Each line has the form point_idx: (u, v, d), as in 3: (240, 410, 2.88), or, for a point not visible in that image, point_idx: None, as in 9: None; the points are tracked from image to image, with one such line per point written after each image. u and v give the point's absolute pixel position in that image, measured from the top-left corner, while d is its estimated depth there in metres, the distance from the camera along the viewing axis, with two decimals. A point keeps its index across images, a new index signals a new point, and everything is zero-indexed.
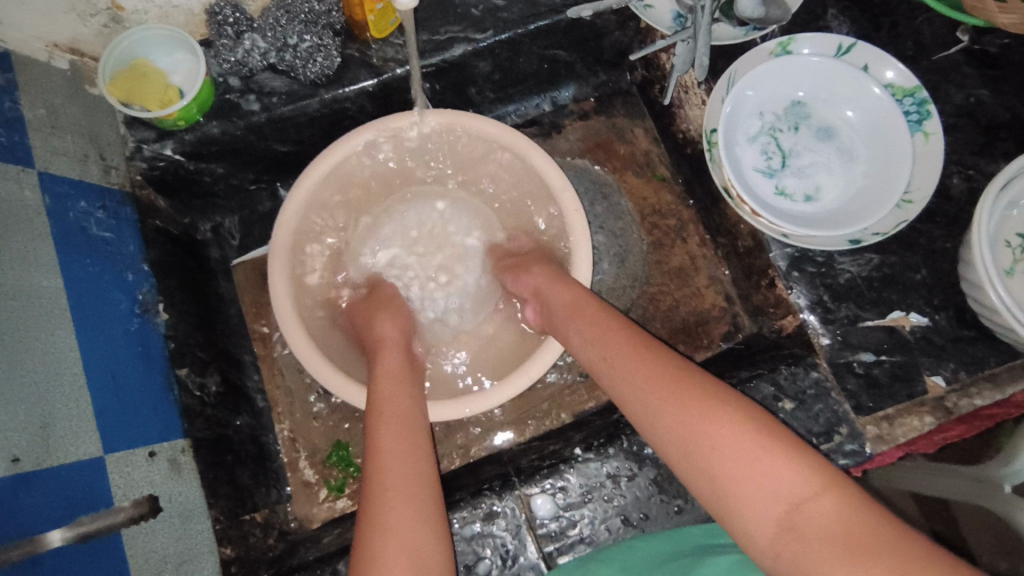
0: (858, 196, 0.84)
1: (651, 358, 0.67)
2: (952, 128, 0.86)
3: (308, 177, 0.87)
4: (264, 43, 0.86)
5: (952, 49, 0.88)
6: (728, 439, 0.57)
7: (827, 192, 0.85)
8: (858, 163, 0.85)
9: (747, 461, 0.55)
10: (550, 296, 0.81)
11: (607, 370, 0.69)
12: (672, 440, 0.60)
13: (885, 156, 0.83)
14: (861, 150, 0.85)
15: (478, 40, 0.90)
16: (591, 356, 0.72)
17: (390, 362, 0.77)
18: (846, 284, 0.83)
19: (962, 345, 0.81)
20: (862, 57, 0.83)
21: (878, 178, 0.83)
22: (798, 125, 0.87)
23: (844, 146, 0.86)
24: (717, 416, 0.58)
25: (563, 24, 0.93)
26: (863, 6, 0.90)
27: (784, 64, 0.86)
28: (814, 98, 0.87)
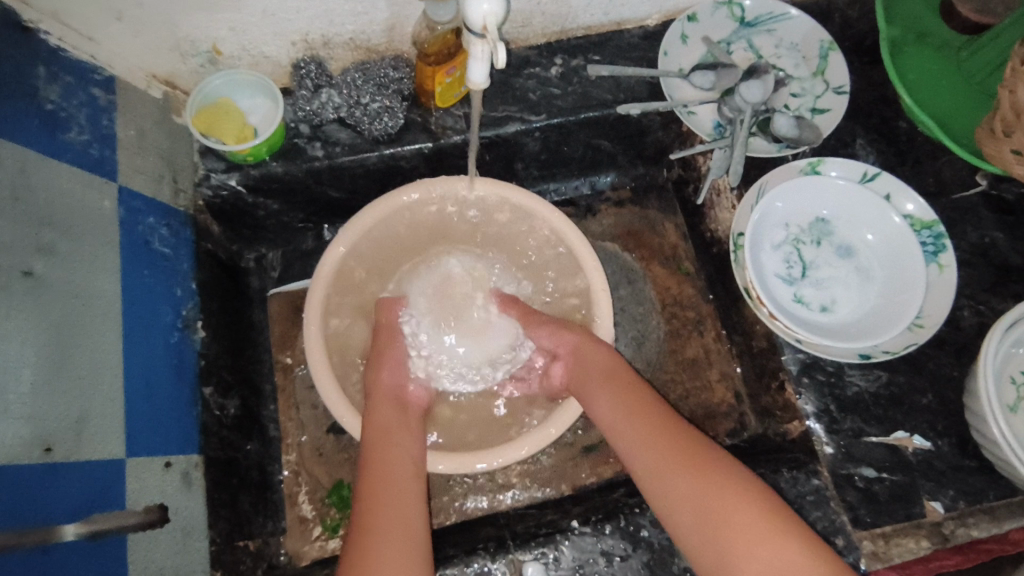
0: (873, 314, 0.87)
1: (671, 433, 0.74)
2: (966, 264, 0.91)
3: (364, 218, 0.93)
4: (339, 98, 0.95)
5: (971, 190, 0.95)
6: (739, 517, 0.65)
7: (843, 306, 0.89)
8: (874, 282, 0.89)
9: (756, 538, 0.64)
10: (586, 360, 0.85)
11: (627, 441, 0.76)
12: (687, 512, 0.68)
13: (900, 280, 0.87)
14: (877, 271, 0.90)
15: (531, 122, 0.98)
16: (611, 422, 0.78)
17: (388, 415, 0.83)
18: (854, 397, 0.86)
19: (963, 474, 0.82)
20: (884, 186, 0.90)
21: (891, 299, 0.87)
22: (820, 240, 0.92)
23: (862, 265, 0.90)
24: (732, 494, 0.67)
25: (611, 119, 1.00)
26: (890, 141, 0.98)
27: (811, 183, 0.92)
28: (838, 218, 0.92)
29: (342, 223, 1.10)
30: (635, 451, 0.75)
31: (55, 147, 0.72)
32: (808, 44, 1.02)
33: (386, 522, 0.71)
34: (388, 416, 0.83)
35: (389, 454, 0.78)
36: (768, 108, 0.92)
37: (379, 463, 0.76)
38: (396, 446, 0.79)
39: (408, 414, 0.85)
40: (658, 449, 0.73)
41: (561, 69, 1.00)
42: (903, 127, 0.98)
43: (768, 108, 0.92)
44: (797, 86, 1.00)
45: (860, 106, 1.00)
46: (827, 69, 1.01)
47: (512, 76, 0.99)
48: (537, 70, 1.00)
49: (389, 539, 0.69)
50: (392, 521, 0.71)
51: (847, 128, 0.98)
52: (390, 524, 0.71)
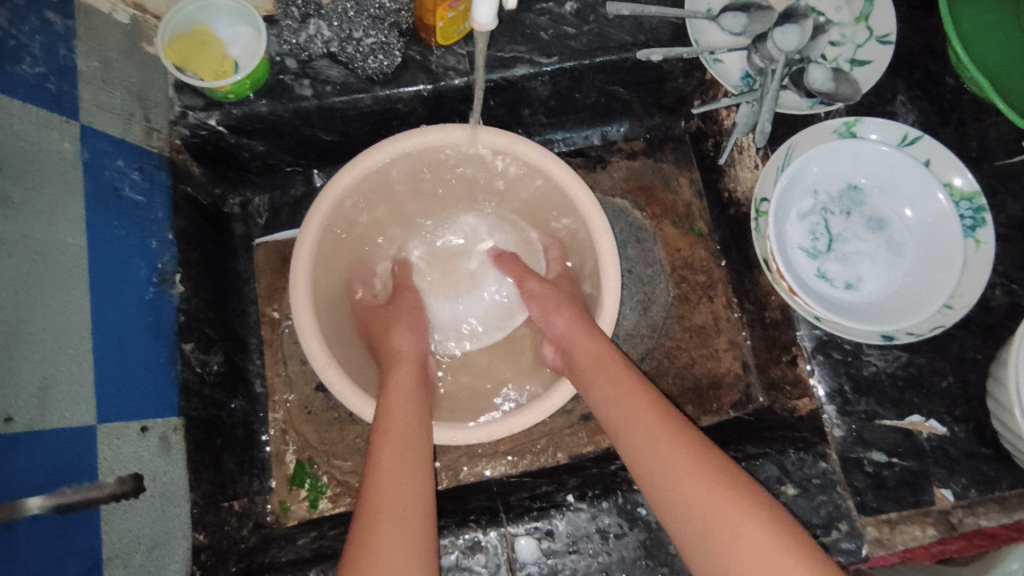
0: (900, 293, 0.81)
1: (677, 433, 0.66)
2: (1003, 239, 0.85)
3: (371, 155, 0.85)
4: (329, 32, 0.86)
5: (1016, 157, 0.87)
6: (749, 531, 0.58)
7: (870, 284, 0.83)
8: (906, 259, 0.83)
9: (769, 558, 0.56)
10: (581, 343, 0.78)
11: (629, 437, 0.68)
12: (692, 521, 0.61)
13: (933, 256, 0.81)
14: (909, 247, 0.83)
15: (541, 64, 0.89)
16: (613, 416, 0.71)
17: (403, 380, 0.76)
18: (870, 377, 0.81)
19: (977, 462, 0.79)
20: (925, 151, 0.82)
21: (921, 278, 0.81)
22: (850, 211, 0.85)
23: (892, 240, 0.84)
24: (743, 505, 0.59)
25: (629, 64, 0.92)
26: (933, 98, 0.90)
27: (847, 147, 0.83)
28: (872, 187, 0.85)
29: (334, 168, 1.02)
30: (628, 445, 0.68)
31: (6, 82, 0.64)
32: None
33: (402, 490, 0.64)
34: (402, 377, 0.76)
35: (401, 418, 0.72)
36: (802, 57, 0.86)
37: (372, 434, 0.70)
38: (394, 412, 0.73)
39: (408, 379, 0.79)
40: (653, 443, 0.66)
41: (577, 4, 0.90)
42: (950, 84, 0.90)
43: (803, 56, 0.85)
44: (837, 33, 0.91)
45: (903, 58, 0.91)
46: (872, 14, 0.91)
47: (521, 11, 0.90)
48: (551, 5, 0.90)
49: (408, 512, 0.62)
50: (408, 489, 0.64)
51: (888, 82, 0.90)
52: (402, 493, 0.64)
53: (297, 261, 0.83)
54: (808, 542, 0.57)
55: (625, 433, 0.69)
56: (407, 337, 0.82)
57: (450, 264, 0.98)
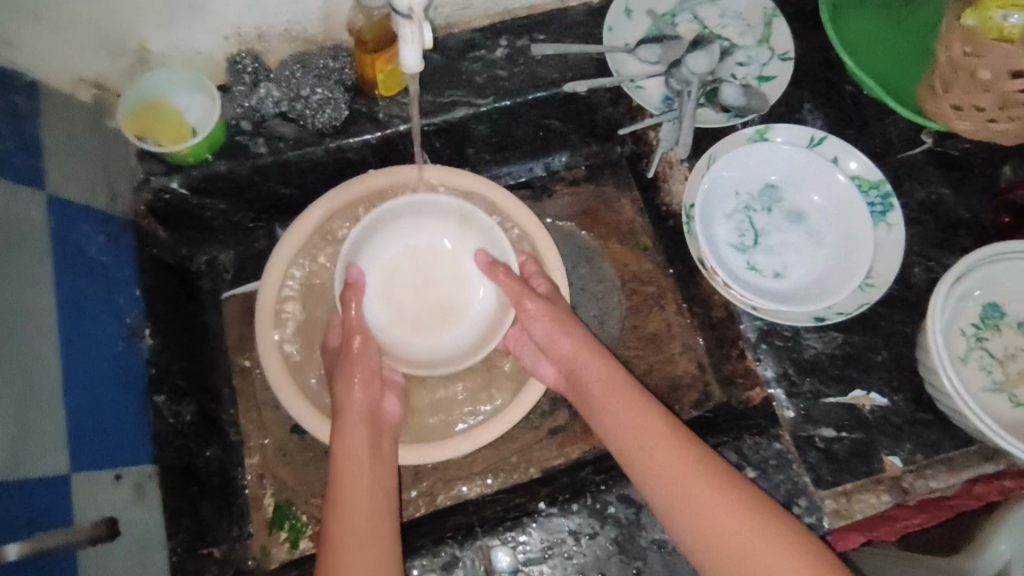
0: (823, 277, 0.88)
1: (694, 464, 0.70)
2: (915, 222, 0.94)
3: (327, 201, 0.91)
4: (278, 92, 0.93)
5: (917, 149, 0.98)
6: (768, 551, 0.63)
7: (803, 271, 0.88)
8: (825, 246, 0.90)
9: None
10: (583, 372, 0.82)
11: (642, 463, 0.73)
12: (714, 548, 0.65)
13: (849, 240, 0.88)
14: (828, 234, 0.90)
15: (478, 105, 0.98)
16: (621, 439, 0.76)
17: (353, 438, 0.79)
18: (811, 358, 0.86)
19: (918, 428, 0.83)
20: (831, 149, 0.90)
21: (841, 261, 0.88)
22: (771, 207, 0.93)
23: (812, 229, 0.91)
24: (763, 527, 0.64)
25: (559, 97, 1.00)
26: (835, 104, 1.00)
27: (763, 154, 0.92)
28: (787, 184, 0.93)
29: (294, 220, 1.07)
30: (644, 474, 0.72)
31: None
32: (753, 12, 1.04)
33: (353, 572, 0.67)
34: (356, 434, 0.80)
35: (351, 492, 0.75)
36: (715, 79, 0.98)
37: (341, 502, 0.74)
38: (359, 477, 0.76)
39: (376, 432, 0.82)
40: (671, 470, 0.70)
41: (507, 49, 1.00)
42: (848, 90, 1.01)
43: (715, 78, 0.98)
44: (743, 54, 1.02)
45: (803, 72, 1.01)
46: (772, 36, 1.02)
47: (457, 59, 1.00)
48: (483, 52, 1.00)
49: None
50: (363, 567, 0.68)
51: (794, 94, 1.00)
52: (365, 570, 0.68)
53: (263, 308, 0.88)
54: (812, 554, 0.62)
55: (643, 461, 0.73)
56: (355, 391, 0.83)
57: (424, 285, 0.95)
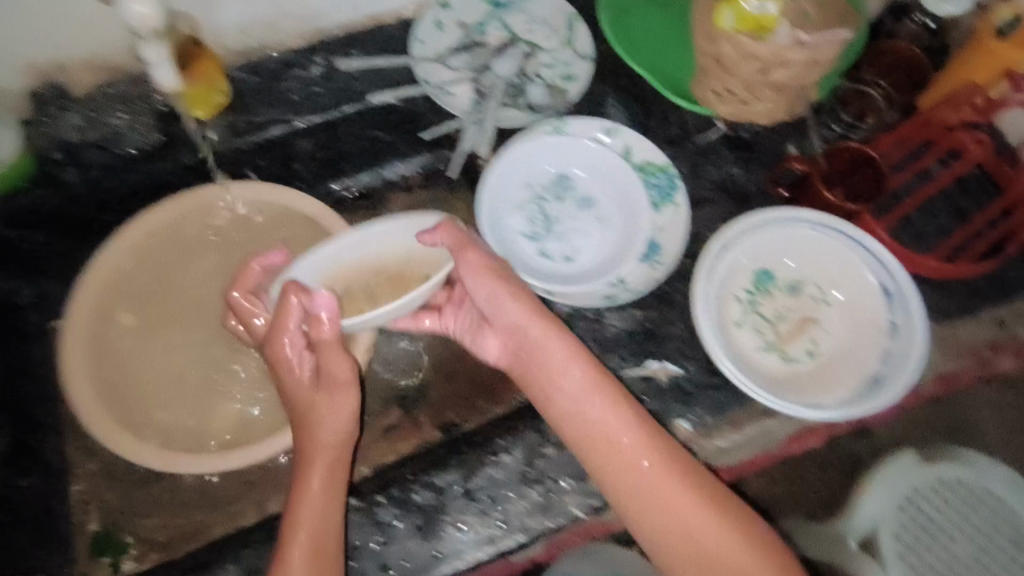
0: (610, 259, 0.92)
1: (670, 460, 0.68)
2: (708, 201, 1.00)
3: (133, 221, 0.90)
4: (83, 120, 0.95)
5: (712, 133, 1.04)
6: (694, 525, 0.66)
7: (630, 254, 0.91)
8: (613, 229, 0.94)
9: (714, 545, 0.65)
10: (541, 354, 0.72)
11: (603, 455, 0.70)
12: (646, 523, 0.67)
13: (635, 223, 0.93)
14: (615, 218, 0.94)
15: (295, 121, 1.03)
16: (586, 429, 0.70)
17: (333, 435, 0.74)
18: (613, 335, 0.91)
19: (709, 391, 0.88)
20: (622, 139, 0.95)
21: (627, 242, 0.92)
22: (562, 195, 0.95)
23: (601, 214, 0.94)
24: (703, 507, 0.66)
25: (374, 109, 1.05)
26: (636, 97, 1.06)
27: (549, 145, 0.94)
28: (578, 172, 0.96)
29: None
30: (609, 476, 0.69)
31: None
32: (556, 18, 1.09)
33: None
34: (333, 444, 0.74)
35: (306, 508, 0.71)
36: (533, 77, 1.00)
37: (298, 522, 0.70)
38: (313, 495, 0.72)
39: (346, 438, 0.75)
40: (652, 474, 0.68)
41: (321, 67, 1.05)
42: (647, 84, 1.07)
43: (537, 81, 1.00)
44: (549, 57, 1.07)
45: (605, 69, 1.07)
46: (574, 39, 1.08)
47: (272, 80, 1.03)
48: (299, 70, 1.04)
49: None
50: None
51: (597, 90, 1.06)
52: None
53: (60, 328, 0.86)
54: (730, 519, 0.66)
55: (612, 466, 0.69)
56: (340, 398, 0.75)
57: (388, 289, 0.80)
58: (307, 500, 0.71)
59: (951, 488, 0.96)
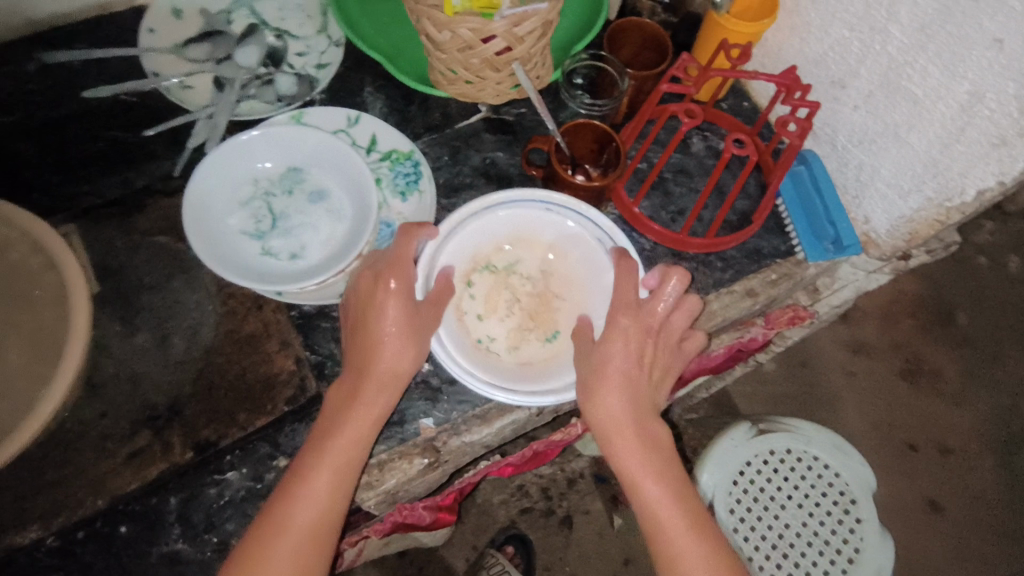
0: (334, 254, 0.86)
1: (641, 432, 0.73)
2: (469, 187, 0.96)
3: None
4: None
5: (473, 117, 1.00)
6: (660, 502, 0.70)
7: (562, 297, 0.84)
8: (343, 222, 0.88)
9: (673, 517, 0.69)
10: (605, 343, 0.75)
11: (625, 441, 0.73)
12: (638, 492, 0.72)
13: (361, 215, 0.86)
14: (348, 210, 0.89)
15: (1, 122, 0.95)
16: (614, 422, 0.73)
17: (352, 432, 0.72)
18: None
19: (459, 385, 0.83)
20: (366, 129, 0.93)
21: (352, 234, 0.86)
22: (292, 190, 0.90)
23: (332, 207, 0.89)
24: (658, 480, 0.71)
25: (105, 105, 0.97)
26: (395, 84, 1.01)
27: (274, 136, 0.87)
28: (310, 165, 0.91)
29: None
30: (625, 457, 0.72)
31: None
32: (312, 6, 1.04)
33: None
34: (324, 482, 0.69)
35: (312, 496, 0.68)
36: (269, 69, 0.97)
37: (275, 524, 0.67)
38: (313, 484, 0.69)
39: (383, 402, 0.74)
40: (629, 443, 0.72)
41: (39, 64, 0.98)
42: None
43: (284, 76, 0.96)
44: (302, 45, 1.01)
45: (361, 57, 1.03)
46: (329, 26, 1.03)
47: None
48: (14, 68, 0.98)
49: None
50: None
51: (353, 78, 1.01)
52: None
53: None
54: (682, 486, 0.72)
55: (632, 430, 0.73)
56: (348, 426, 0.72)
57: (510, 286, 0.84)
58: (298, 497, 0.68)
59: (781, 457, 1.17)
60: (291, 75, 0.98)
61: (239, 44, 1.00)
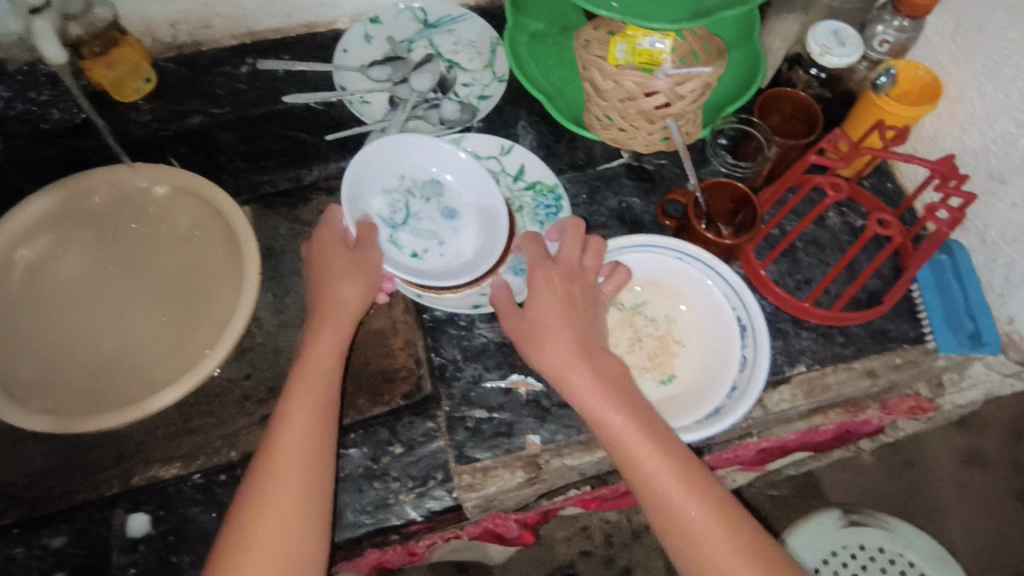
0: (453, 268, 0.92)
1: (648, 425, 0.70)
2: (602, 225, 1.02)
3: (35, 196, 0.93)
4: (12, 92, 1.04)
5: (615, 162, 1.06)
6: (676, 493, 0.67)
7: (683, 346, 0.86)
8: (467, 246, 0.94)
9: (687, 509, 0.66)
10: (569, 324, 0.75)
11: (629, 435, 0.70)
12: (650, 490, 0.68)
13: (487, 246, 0.92)
14: (474, 236, 0.95)
15: (214, 113, 1.09)
16: (608, 421, 0.71)
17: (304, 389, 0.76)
18: (480, 345, 0.92)
19: (567, 410, 0.88)
20: (516, 159, 1.01)
21: (474, 260, 0.92)
22: (430, 197, 0.96)
23: (460, 227, 0.96)
24: (672, 468, 0.68)
25: (297, 110, 1.11)
26: (549, 122, 1.10)
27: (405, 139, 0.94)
28: (453, 181, 0.97)
29: None
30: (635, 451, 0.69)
31: None
32: (482, 43, 1.16)
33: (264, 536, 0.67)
34: (307, 416, 0.74)
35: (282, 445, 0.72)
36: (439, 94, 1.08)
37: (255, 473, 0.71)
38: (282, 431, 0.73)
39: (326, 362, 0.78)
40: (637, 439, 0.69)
41: (250, 67, 1.12)
42: None
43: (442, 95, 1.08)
44: (468, 77, 1.13)
45: (521, 94, 1.12)
46: (495, 62, 1.14)
47: (202, 74, 1.11)
48: (228, 68, 1.12)
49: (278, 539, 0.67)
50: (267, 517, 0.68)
51: (510, 112, 1.11)
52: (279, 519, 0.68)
53: None
54: (697, 473, 0.68)
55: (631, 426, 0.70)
56: (301, 386, 0.76)
57: (637, 331, 0.87)
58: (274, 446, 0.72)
59: (873, 555, 1.12)
60: (457, 102, 1.09)
61: (416, 70, 1.12)
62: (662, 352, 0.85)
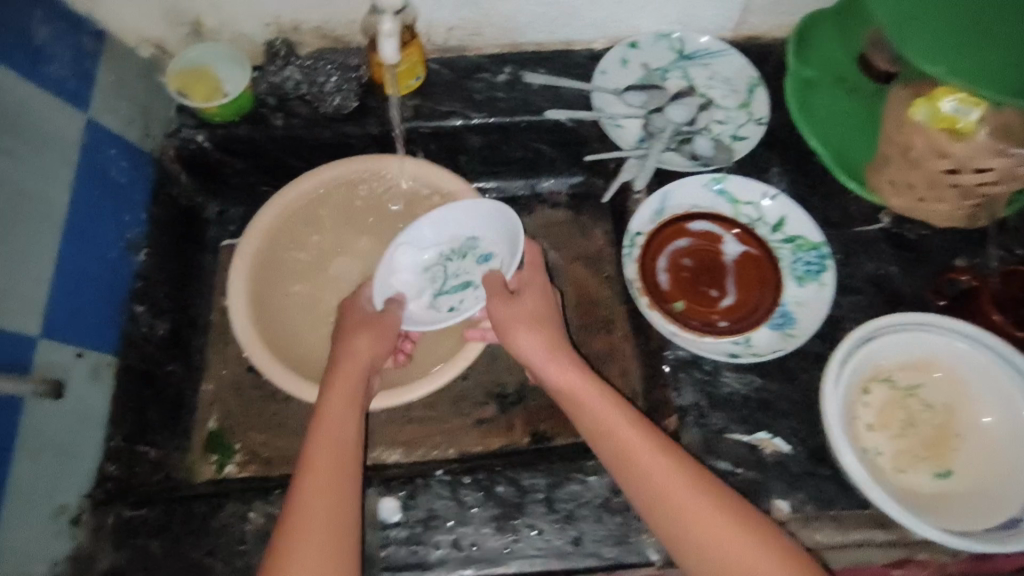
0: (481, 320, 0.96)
1: (689, 484, 0.69)
2: (858, 291, 0.96)
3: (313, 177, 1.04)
4: (299, 76, 1.08)
5: (873, 225, 1.00)
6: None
7: (964, 439, 0.82)
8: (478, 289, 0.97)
9: None
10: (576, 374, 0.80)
11: (675, 501, 0.68)
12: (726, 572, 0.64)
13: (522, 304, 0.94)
14: None
15: (472, 117, 1.10)
16: (641, 475, 0.71)
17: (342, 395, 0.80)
18: (726, 396, 0.89)
19: (816, 480, 0.84)
20: (778, 209, 1.00)
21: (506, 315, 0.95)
22: (467, 254, 0.99)
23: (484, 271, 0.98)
24: (757, 544, 0.65)
25: (547, 125, 1.11)
26: (805, 172, 1.05)
27: (445, 212, 0.94)
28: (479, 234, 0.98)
29: None
30: (672, 516, 0.68)
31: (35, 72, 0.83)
32: (738, 80, 1.12)
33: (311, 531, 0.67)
34: (338, 403, 0.78)
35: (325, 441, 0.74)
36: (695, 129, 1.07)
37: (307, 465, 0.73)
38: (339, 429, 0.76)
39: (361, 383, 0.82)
40: (684, 502, 0.68)
41: (507, 76, 1.13)
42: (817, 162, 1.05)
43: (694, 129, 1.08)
44: (722, 114, 1.10)
45: (779, 138, 1.07)
46: (752, 102, 1.10)
47: (463, 78, 1.13)
48: (486, 75, 1.13)
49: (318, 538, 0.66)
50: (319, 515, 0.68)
51: (764, 155, 1.06)
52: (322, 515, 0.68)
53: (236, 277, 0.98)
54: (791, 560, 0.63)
55: (668, 487, 0.69)
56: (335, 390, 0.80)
57: (916, 413, 0.83)
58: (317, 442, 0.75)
59: None
60: (711, 140, 1.07)
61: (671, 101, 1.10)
62: (940, 442, 0.82)
